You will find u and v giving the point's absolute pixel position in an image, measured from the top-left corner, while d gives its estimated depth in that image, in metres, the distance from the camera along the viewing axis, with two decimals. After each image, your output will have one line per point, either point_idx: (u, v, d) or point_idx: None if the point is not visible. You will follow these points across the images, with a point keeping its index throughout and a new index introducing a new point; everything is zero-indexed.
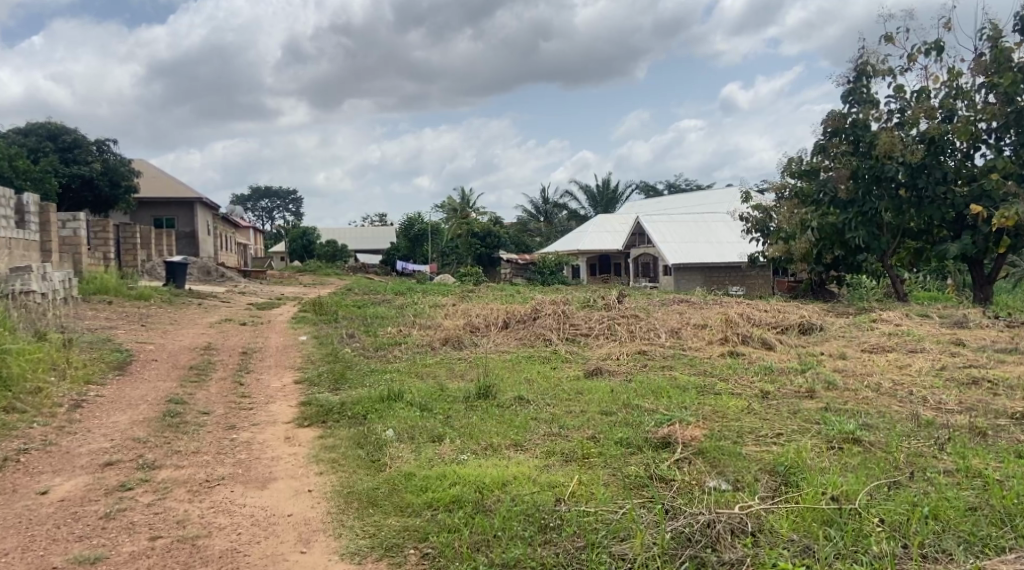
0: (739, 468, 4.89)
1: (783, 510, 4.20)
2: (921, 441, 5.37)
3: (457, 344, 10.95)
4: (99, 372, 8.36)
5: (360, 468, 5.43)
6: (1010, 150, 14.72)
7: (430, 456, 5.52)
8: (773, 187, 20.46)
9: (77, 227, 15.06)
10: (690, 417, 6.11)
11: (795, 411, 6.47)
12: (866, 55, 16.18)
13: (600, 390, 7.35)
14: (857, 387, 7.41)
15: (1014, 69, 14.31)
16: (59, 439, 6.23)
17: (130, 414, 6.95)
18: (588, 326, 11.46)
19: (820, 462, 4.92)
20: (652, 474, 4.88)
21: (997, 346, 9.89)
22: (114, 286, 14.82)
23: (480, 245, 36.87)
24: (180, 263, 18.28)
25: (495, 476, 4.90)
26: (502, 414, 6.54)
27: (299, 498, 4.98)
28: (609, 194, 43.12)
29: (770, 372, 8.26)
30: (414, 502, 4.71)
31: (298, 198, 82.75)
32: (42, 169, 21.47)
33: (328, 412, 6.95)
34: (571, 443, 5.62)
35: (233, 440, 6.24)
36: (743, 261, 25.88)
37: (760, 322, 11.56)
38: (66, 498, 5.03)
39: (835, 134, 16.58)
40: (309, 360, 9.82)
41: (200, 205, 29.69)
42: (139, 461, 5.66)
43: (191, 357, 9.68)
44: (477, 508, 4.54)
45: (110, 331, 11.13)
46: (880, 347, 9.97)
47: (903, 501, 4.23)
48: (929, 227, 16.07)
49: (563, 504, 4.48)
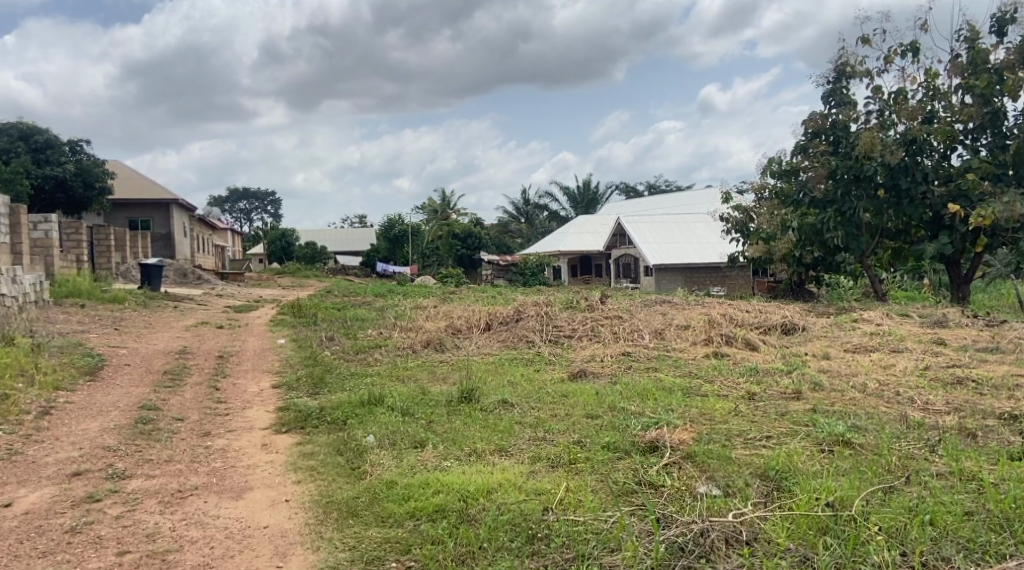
0: (730, 473, 4.77)
1: (777, 518, 4.08)
2: (912, 443, 5.30)
3: (439, 346, 10.78)
4: (69, 377, 8.09)
5: (339, 476, 5.25)
6: (986, 150, 14.80)
7: (412, 463, 5.36)
8: (753, 187, 20.48)
9: (48, 230, 14.68)
10: (678, 420, 5.98)
11: (783, 414, 6.34)
12: (845, 56, 16.20)
13: (585, 392, 7.25)
14: (844, 388, 7.33)
15: (991, 70, 14.40)
16: (26, 448, 5.98)
17: (100, 421, 6.72)
18: (572, 327, 11.35)
19: (811, 466, 4.81)
20: (641, 480, 4.75)
21: (980, 345, 9.86)
22: (88, 289, 14.49)
23: (460, 246, 37.03)
24: (156, 266, 17.93)
25: (480, 483, 4.74)
26: (486, 419, 6.39)
27: (277, 508, 4.80)
28: (590, 194, 43.13)
29: (756, 373, 8.17)
30: (396, 511, 4.54)
31: (277, 200, 82.19)
32: (13, 170, 21.00)
33: (307, 417, 6.76)
34: (558, 448, 5.48)
35: (207, 448, 6.03)
36: (723, 261, 25.90)
37: (743, 322, 11.49)
38: (30, 511, 4.81)
39: (816, 135, 16.55)
40: (288, 364, 9.60)
41: (176, 206, 29.27)
42: (108, 471, 5.44)
43: (166, 361, 9.43)
44: (461, 518, 4.39)
45: (82, 335, 10.85)
46: (863, 347, 9.91)
47: (899, 507, 4.12)
48: (908, 227, 16.12)
49: (551, 513, 4.32)
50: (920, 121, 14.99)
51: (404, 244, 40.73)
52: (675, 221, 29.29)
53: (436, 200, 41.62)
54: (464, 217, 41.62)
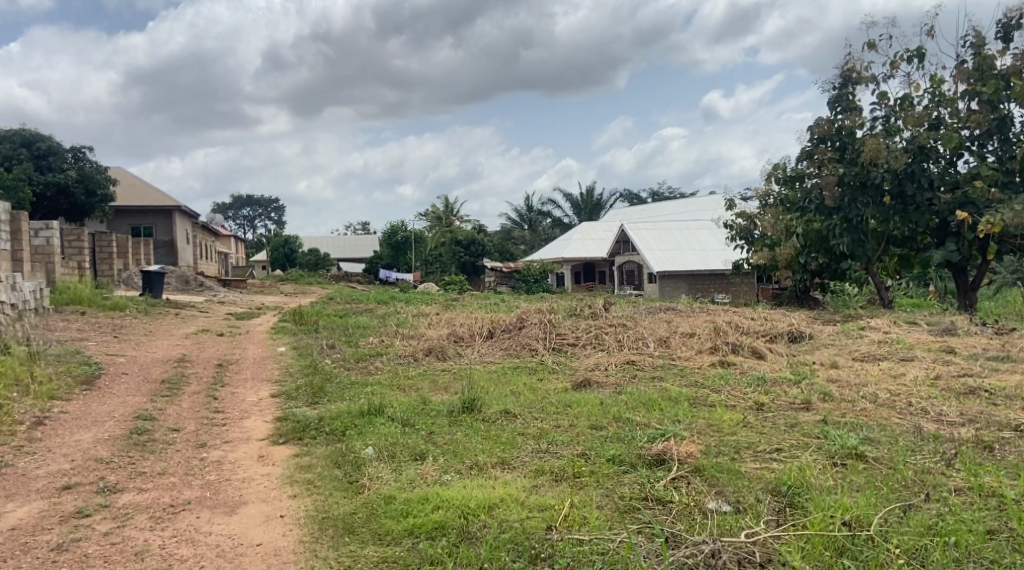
0: (741, 489, 4.59)
1: (791, 538, 3.93)
2: (927, 457, 5.12)
3: (440, 354, 10.62)
4: (65, 387, 7.94)
5: (336, 490, 5.09)
6: (993, 157, 14.65)
7: (412, 477, 5.19)
8: (756, 194, 20.30)
9: (50, 236, 14.55)
10: (685, 432, 5.82)
11: (793, 425, 6.18)
12: (851, 62, 16.07)
13: (589, 402, 7.08)
14: (855, 399, 7.14)
15: (997, 76, 14.26)
16: (16, 460, 5.83)
17: (95, 431, 6.58)
18: (575, 335, 11.18)
19: (825, 481, 4.62)
20: (648, 496, 4.58)
21: (990, 354, 9.67)
22: (88, 296, 14.35)
23: (464, 253, 36.35)
24: (157, 273, 17.73)
25: (482, 498, 4.58)
26: (488, 430, 6.24)
27: (271, 524, 4.64)
28: (593, 201, 43.00)
29: (763, 383, 7.97)
30: (394, 528, 4.39)
31: (280, 207, 82.34)
32: (15, 178, 20.97)
33: (305, 428, 6.60)
34: (562, 461, 5.31)
35: (202, 460, 5.88)
36: (728, 268, 25.65)
37: (749, 329, 11.31)
38: (16, 527, 4.66)
39: (821, 141, 16.33)
40: (287, 372, 9.44)
41: (179, 213, 29.19)
42: (99, 485, 5.28)
43: (164, 370, 9.27)
44: (461, 536, 4.23)
45: (80, 343, 10.71)
46: (871, 357, 9.72)
47: (917, 525, 3.96)
48: (914, 234, 15.97)
49: (555, 531, 4.17)
50: (926, 127, 14.84)
51: (407, 251, 41.15)
52: (679, 228, 29.12)
53: (439, 207, 41.66)
54: (467, 224, 41.62)
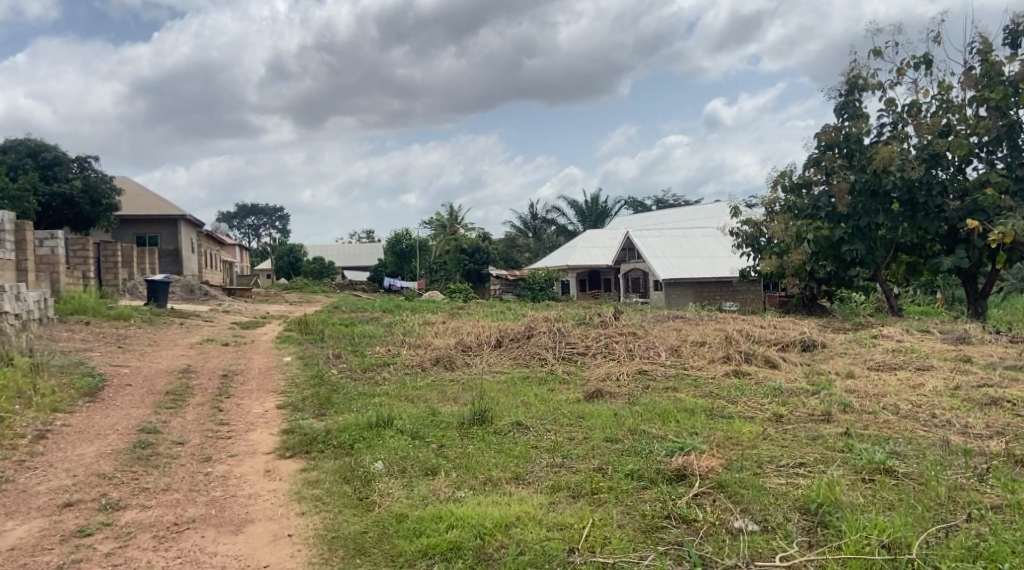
0: (766, 507, 4.41)
1: (828, 561, 3.76)
2: (958, 471, 4.93)
3: (448, 363, 10.44)
4: (68, 399, 7.79)
5: (346, 508, 4.91)
6: (1002, 163, 14.48)
7: (424, 493, 5.02)
8: (763, 202, 20.12)
9: (54, 245, 14.49)
10: (704, 445, 5.63)
11: (816, 438, 5.98)
12: (856, 69, 15.93)
13: (602, 414, 6.88)
14: (877, 410, 6.94)
15: (1005, 82, 14.09)
16: (17, 475, 5.68)
17: (97, 445, 6.41)
18: (585, 345, 10.98)
19: (857, 498, 4.42)
20: (671, 514, 4.40)
21: (1007, 363, 9.47)
22: (93, 306, 14.20)
23: (469, 261, 36.37)
24: (162, 283, 17.56)
25: (498, 517, 4.40)
26: (500, 444, 6.04)
27: (279, 544, 4.47)
28: (599, 208, 42.92)
29: (779, 394, 7.77)
30: (406, 549, 4.22)
31: (285, 217, 82.45)
32: (20, 187, 20.89)
33: (313, 441, 6.43)
34: (578, 476, 5.13)
35: (207, 475, 5.71)
36: (733, 277, 25.49)
37: (761, 338, 11.10)
38: (16, 547, 4.50)
39: (829, 148, 16.18)
40: (293, 383, 9.27)
41: (184, 222, 29.13)
42: (101, 502, 5.11)
43: (168, 381, 9.09)
44: (478, 558, 4.07)
45: (84, 353, 10.56)
46: (887, 366, 9.52)
47: (959, 548, 3.80)
48: (923, 241, 15.78)
49: (578, 553, 3.99)
50: (937, 134, 14.67)
51: (411, 258, 40.40)
52: (685, 235, 28.95)
53: (444, 216, 41.57)
54: (472, 232, 41.55)
